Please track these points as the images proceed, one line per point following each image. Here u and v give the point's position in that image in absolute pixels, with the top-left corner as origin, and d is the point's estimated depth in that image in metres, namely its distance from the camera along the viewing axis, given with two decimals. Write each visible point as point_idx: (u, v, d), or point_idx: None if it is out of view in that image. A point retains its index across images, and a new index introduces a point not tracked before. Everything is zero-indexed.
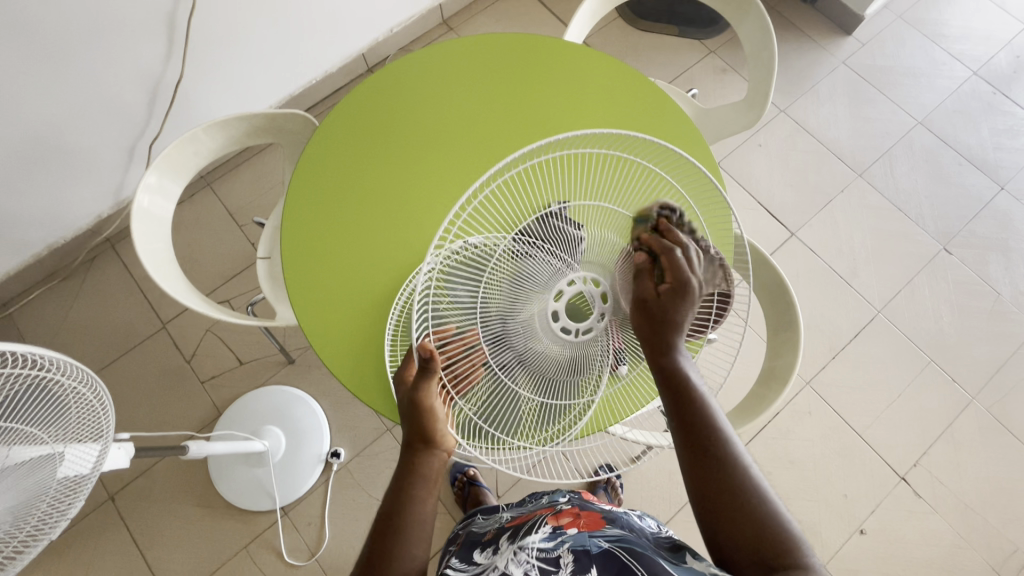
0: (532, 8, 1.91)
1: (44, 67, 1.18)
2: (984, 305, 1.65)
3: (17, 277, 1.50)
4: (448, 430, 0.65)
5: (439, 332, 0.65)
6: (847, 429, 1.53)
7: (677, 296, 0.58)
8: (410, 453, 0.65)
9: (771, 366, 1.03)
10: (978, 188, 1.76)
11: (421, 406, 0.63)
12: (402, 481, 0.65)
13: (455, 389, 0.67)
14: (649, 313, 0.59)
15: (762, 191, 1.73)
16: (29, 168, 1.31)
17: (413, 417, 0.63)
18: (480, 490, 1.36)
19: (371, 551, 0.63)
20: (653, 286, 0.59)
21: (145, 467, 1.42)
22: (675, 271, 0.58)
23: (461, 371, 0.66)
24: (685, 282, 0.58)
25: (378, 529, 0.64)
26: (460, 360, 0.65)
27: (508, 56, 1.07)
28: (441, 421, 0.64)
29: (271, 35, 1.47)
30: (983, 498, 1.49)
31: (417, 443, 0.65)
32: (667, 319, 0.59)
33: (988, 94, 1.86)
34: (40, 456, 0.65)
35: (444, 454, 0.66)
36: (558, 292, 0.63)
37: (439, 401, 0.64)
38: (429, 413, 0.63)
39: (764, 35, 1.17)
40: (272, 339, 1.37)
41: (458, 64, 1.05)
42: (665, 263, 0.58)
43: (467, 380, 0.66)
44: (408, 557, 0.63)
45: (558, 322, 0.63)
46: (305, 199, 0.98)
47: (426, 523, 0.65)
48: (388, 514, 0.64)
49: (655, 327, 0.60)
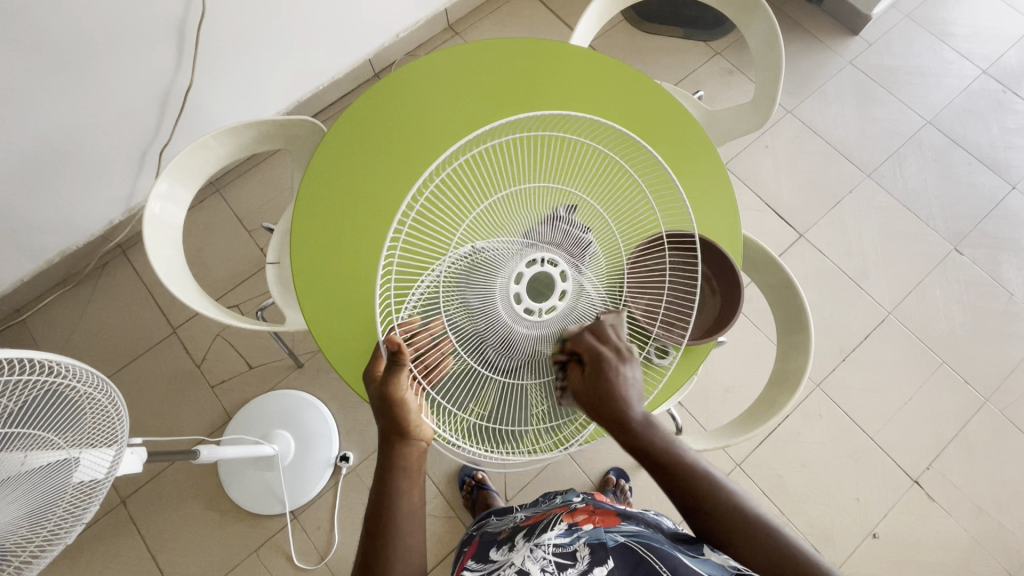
0: (537, 11, 1.91)
1: (57, 76, 1.19)
2: (997, 306, 1.63)
3: (31, 282, 1.52)
4: (424, 419, 0.65)
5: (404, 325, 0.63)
6: (860, 432, 1.52)
7: (601, 371, 0.60)
8: (388, 449, 0.64)
9: (782, 368, 1.02)
10: (990, 188, 1.74)
11: (392, 400, 0.62)
12: (384, 476, 0.65)
13: (426, 379, 0.66)
14: (590, 401, 0.60)
15: (770, 193, 1.72)
16: (41, 176, 1.32)
17: (387, 411, 0.63)
18: (488, 494, 1.35)
19: (367, 551, 0.64)
20: (580, 377, 0.61)
21: (157, 471, 1.44)
22: (589, 349, 0.60)
23: (431, 361, 0.66)
24: (599, 356, 0.60)
25: (369, 529, 0.64)
26: (428, 350, 0.65)
27: (524, 63, 1.07)
28: (416, 411, 0.63)
29: (279, 42, 1.48)
30: (998, 501, 1.47)
31: (394, 437, 0.64)
32: (605, 393, 0.59)
33: (998, 92, 1.84)
34: (57, 462, 0.66)
35: (422, 445, 0.66)
36: (517, 275, 0.65)
37: (411, 393, 0.63)
38: (402, 406, 0.62)
39: (771, 36, 1.17)
40: (281, 342, 1.38)
41: (474, 69, 1.06)
42: (577, 349, 0.61)
43: (438, 368, 0.66)
44: (403, 547, 0.64)
45: (521, 304, 0.64)
46: (316, 203, 0.99)
47: (415, 513, 0.65)
48: (376, 512, 0.64)
49: (602, 410, 0.60)
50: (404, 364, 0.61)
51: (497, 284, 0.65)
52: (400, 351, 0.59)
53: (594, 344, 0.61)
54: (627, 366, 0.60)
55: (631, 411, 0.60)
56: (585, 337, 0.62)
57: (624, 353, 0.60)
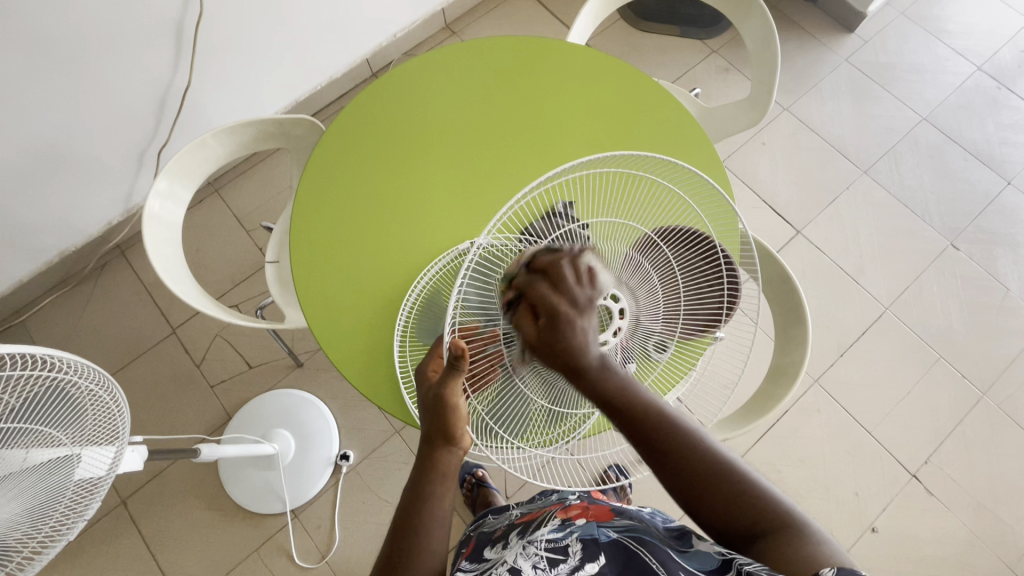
0: (534, 10, 1.92)
1: (55, 77, 1.20)
2: (993, 301, 1.64)
3: (29, 283, 1.52)
4: (468, 428, 0.66)
5: (465, 329, 0.63)
6: (857, 427, 1.53)
7: (558, 324, 0.50)
8: (429, 448, 0.66)
9: (780, 363, 1.03)
10: (985, 184, 1.75)
11: (445, 403, 0.64)
12: (419, 476, 0.66)
13: (472, 387, 0.67)
14: (544, 355, 0.52)
15: (767, 190, 1.73)
16: (40, 177, 1.33)
17: (437, 412, 0.64)
18: (489, 491, 1.36)
19: (391, 547, 0.63)
20: (532, 327, 0.51)
21: (157, 471, 1.44)
22: (543, 298, 0.50)
23: (479, 371, 0.65)
24: (557, 306, 0.50)
25: (396, 527, 0.64)
26: (480, 360, 0.64)
27: (527, 62, 1.07)
28: (462, 419, 0.65)
29: (276, 42, 1.49)
30: (996, 494, 1.48)
31: (437, 438, 0.65)
32: (562, 347, 0.50)
33: (993, 89, 1.85)
34: (58, 458, 0.66)
35: (460, 452, 0.67)
36: None
37: (462, 400, 0.64)
38: (453, 411, 0.63)
39: (767, 33, 1.17)
40: (280, 341, 1.38)
41: (477, 67, 1.06)
42: (532, 296, 0.51)
43: (485, 379, 0.66)
44: (427, 551, 0.63)
45: None
46: (317, 198, 0.99)
47: (444, 518, 0.65)
48: (407, 508, 0.65)
49: (558, 364, 0.52)
50: (462, 371, 0.60)
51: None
52: (462, 357, 0.58)
53: (549, 288, 0.51)
54: (585, 315, 0.51)
55: (588, 360, 0.51)
56: (538, 278, 0.52)
57: (583, 303, 0.51)
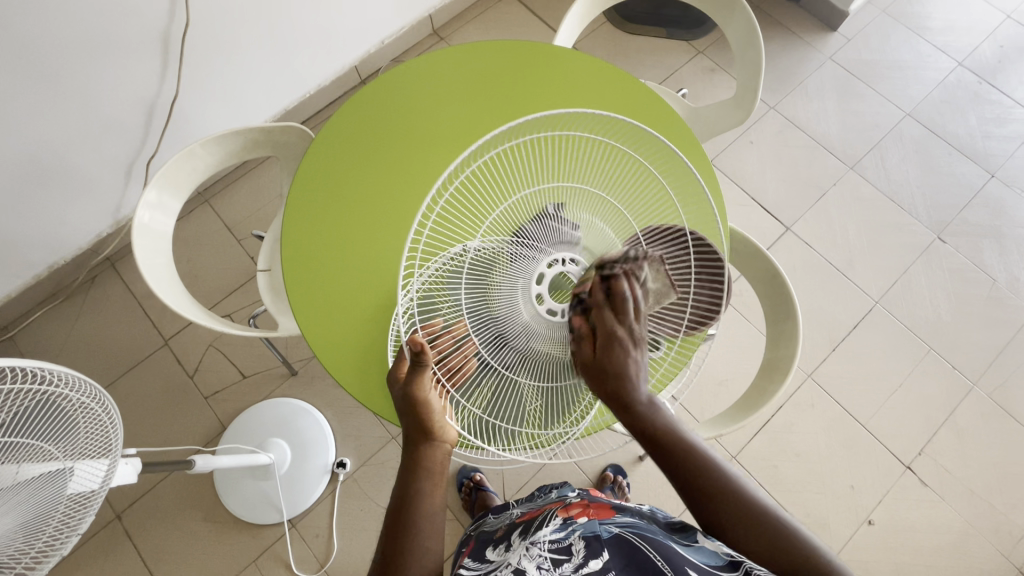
0: (521, 14, 1.93)
1: (41, 90, 1.19)
2: (981, 292, 1.66)
3: (18, 298, 1.51)
4: (447, 419, 0.66)
5: (426, 328, 0.65)
6: (851, 420, 1.54)
7: (611, 349, 0.55)
8: (412, 447, 0.66)
9: (771, 358, 1.04)
10: (969, 177, 1.77)
11: (415, 399, 0.64)
12: (407, 474, 0.65)
13: (449, 382, 0.66)
14: (592, 373, 0.57)
15: (756, 188, 1.74)
16: (28, 191, 1.32)
17: (411, 410, 0.65)
18: (487, 494, 1.36)
19: (385, 549, 0.63)
20: (590, 348, 0.57)
21: (151, 485, 1.42)
22: (606, 327, 0.55)
23: (454, 364, 0.66)
24: (615, 335, 0.55)
25: (389, 527, 0.64)
26: (452, 352, 0.66)
27: (512, 65, 1.08)
28: (438, 411, 0.65)
29: (263, 50, 1.49)
30: (989, 483, 1.50)
31: (417, 436, 0.65)
32: (613, 371, 0.56)
33: (974, 83, 1.88)
34: (51, 472, 0.66)
35: (444, 446, 0.67)
36: (539, 276, 0.64)
37: (433, 393, 0.65)
38: (425, 405, 0.64)
39: (750, 33, 1.18)
40: (274, 350, 1.37)
41: (463, 70, 1.07)
42: (599, 321, 0.56)
43: (460, 371, 0.67)
44: (422, 549, 0.63)
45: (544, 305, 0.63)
46: (307, 205, 0.99)
47: (436, 516, 0.64)
48: (397, 510, 0.64)
49: (606, 387, 0.57)
50: (426, 364, 0.62)
51: (518, 291, 0.64)
52: (422, 352, 0.59)
53: (612, 316, 0.56)
54: (639, 350, 0.56)
55: (633, 392, 0.57)
56: (607, 306, 0.56)
57: (638, 337, 0.56)
